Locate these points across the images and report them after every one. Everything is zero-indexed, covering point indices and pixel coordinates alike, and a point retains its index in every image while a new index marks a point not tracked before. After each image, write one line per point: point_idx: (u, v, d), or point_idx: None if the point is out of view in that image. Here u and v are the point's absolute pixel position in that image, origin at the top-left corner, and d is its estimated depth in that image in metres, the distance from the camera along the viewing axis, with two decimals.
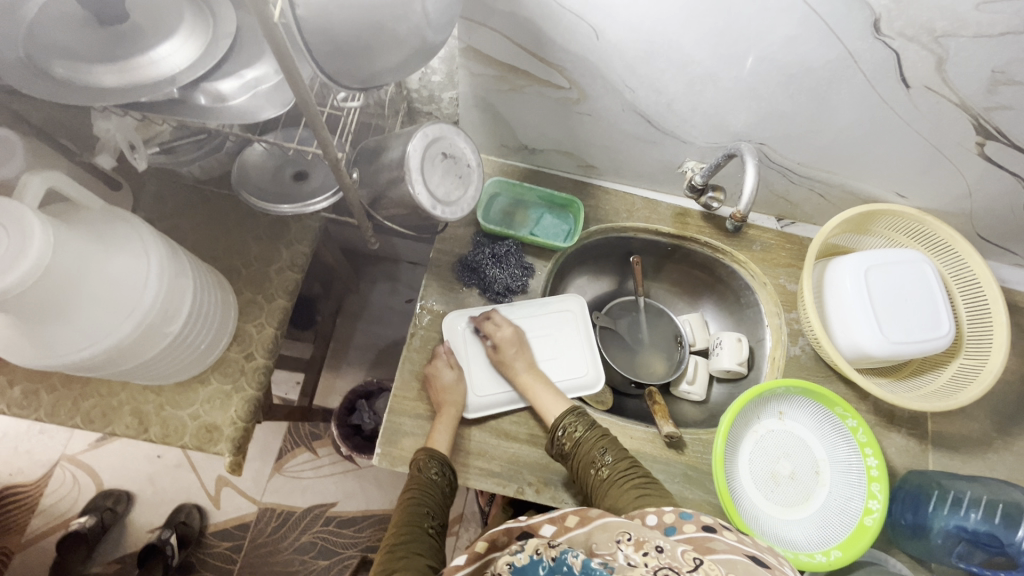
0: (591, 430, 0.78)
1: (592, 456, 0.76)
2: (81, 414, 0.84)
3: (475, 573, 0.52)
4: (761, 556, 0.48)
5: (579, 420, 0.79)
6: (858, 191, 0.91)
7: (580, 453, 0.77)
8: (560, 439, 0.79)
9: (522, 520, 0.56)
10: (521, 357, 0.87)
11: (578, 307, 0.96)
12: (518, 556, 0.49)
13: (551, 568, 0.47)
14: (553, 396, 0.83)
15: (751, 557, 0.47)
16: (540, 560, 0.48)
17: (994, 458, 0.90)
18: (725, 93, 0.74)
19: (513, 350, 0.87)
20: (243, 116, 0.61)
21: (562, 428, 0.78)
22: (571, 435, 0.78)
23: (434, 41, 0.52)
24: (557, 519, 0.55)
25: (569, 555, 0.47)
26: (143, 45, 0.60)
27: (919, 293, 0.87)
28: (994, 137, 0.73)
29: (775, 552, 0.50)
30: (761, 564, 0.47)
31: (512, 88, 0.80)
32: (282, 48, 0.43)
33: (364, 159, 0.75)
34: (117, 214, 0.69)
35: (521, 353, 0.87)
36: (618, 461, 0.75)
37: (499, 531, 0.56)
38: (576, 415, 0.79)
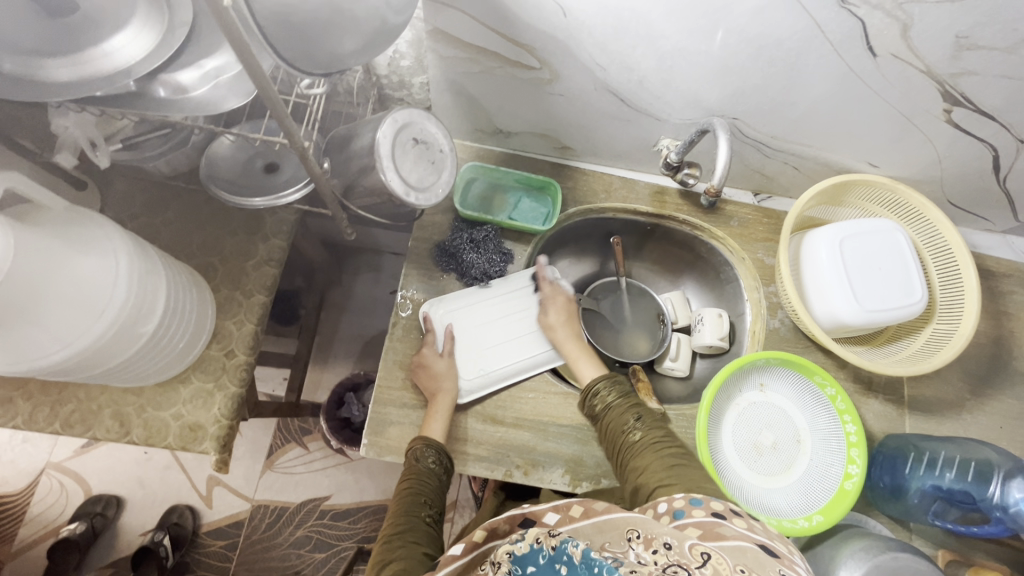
0: (623, 398, 0.80)
1: (624, 421, 0.77)
2: (60, 420, 0.82)
3: (472, 563, 0.51)
4: (770, 544, 0.49)
5: (613, 387, 0.81)
6: (832, 162, 0.92)
7: (611, 416, 0.79)
8: (592, 403, 0.82)
9: (524, 508, 0.56)
10: (570, 326, 0.92)
11: (554, 278, 0.96)
12: (519, 544, 0.49)
13: (552, 556, 0.47)
14: (596, 364, 0.88)
15: (760, 547, 0.48)
16: (541, 548, 0.48)
17: (967, 418, 0.93)
18: (695, 68, 0.73)
19: (562, 318, 0.92)
20: (205, 107, 0.59)
21: (593, 392, 0.82)
22: (602, 400, 0.81)
23: (395, 22, 0.51)
24: (562, 508, 0.55)
25: (569, 545, 0.48)
26: (95, 37, 0.58)
27: (893, 261, 0.89)
28: (961, 103, 0.74)
29: (782, 542, 0.51)
30: (771, 553, 0.47)
31: (483, 70, 0.79)
32: (240, 38, 0.42)
33: (335, 148, 0.74)
34: (81, 213, 0.67)
35: (568, 324, 0.92)
36: (652, 428, 0.76)
37: (499, 519, 0.55)
38: (611, 383, 0.82)
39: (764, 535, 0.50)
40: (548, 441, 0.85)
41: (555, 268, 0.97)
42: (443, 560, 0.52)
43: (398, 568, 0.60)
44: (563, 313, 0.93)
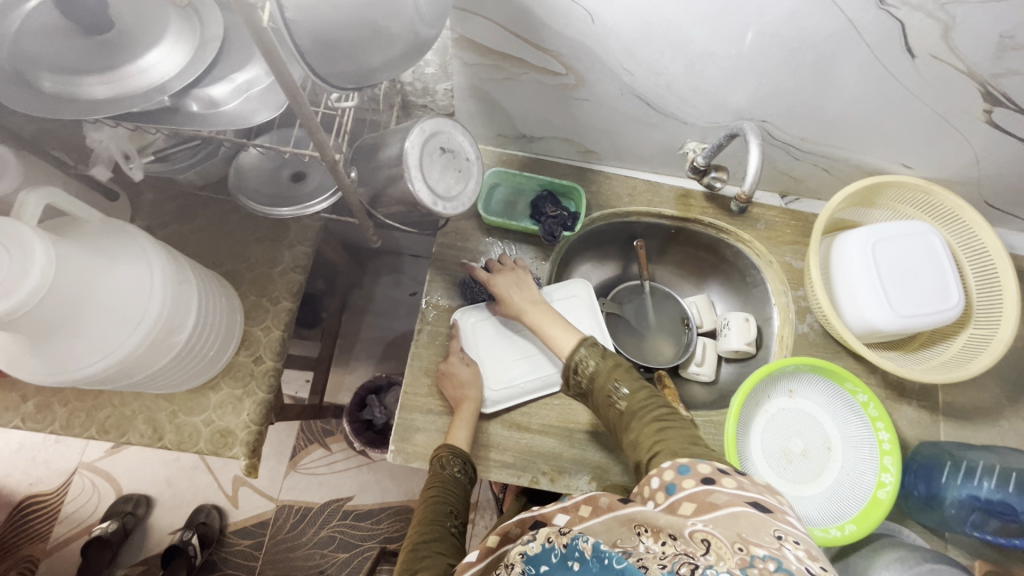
0: (603, 361, 0.75)
1: (607, 390, 0.72)
2: (96, 425, 0.84)
3: (487, 568, 0.51)
4: (761, 500, 0.50)
5: (591, 352, 0.76)
6: (864, 164, 0.90)
7: (596, 387, 0.74)
8: (577, 378, 0.76)
9: (534, 510, 0.56)
10: (529, 289, 0.85)
11: (585, 292, 0.95)
12: (530, 545, 0.49)
13: (564, 555, 0.46)
14: (564, 330, 0.80)
15: (751, 506, 0.49)
16: (552, 547, 0.47)
17: (1005, 425, 0.90)
18: (726, 70, 0.72)
19: (514, 291, 0.85)
20: (237, 121, 0.60)
21: (575, 363, 0.76)
22: (584, 371, 0.75)
23: (427, 36, 0.51)
24: (569, 508, 0.55)
25: (581, 540, 0.46)
26: (129, 53, 0.58)
27: (927, 264, 0.86)
28: (1002, 104, 0.72)
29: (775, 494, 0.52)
30: (761, 509, 0.49)
31: (508, 77, 0.79)
32: (275, 56, 0.43)
33: (361, 157, 0.74)
34: (115, 225, 0.68)
35: (522, 292, 0.85)
36: (635, 392, 0.71)
37: (511, 523, 0.55)
38: (587, 348, 0.76)
39: (757, 493, 0.51)
40: (574, 448, 0.85)
41: (586, 282, 0.97)
42: (461, 568, 0.52)
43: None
44: (514, 284, 0.86)
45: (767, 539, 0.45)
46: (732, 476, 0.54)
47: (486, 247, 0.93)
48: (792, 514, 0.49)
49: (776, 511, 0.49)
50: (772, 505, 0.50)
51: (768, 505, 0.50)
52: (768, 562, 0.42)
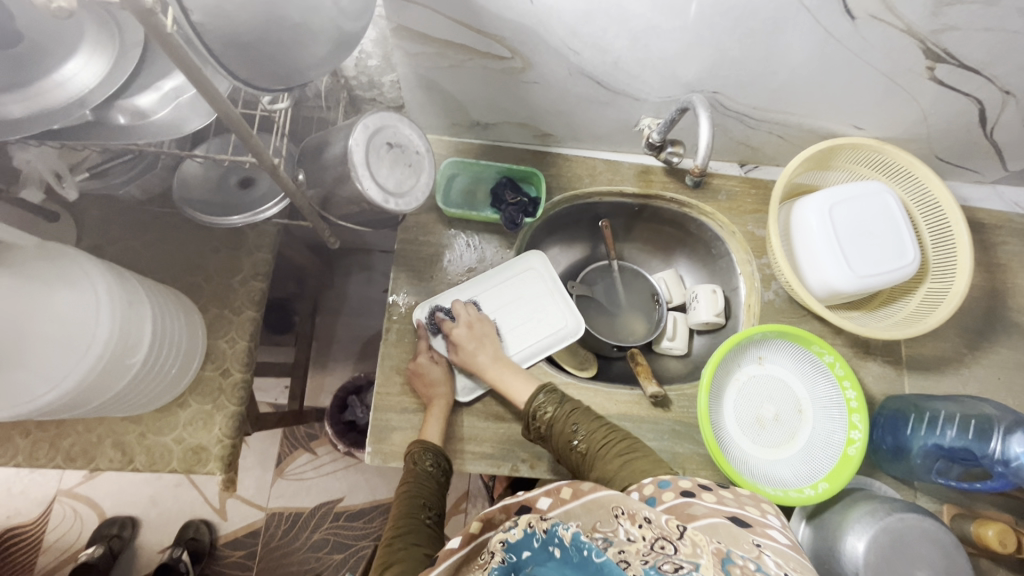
0: (561, 408, 0.78)
1: (567, 434, 0.76)
2: (62, 453, 0.82)
3: (470, 555, 0.51)
4: (740, 515, 0.53)
5: (550, 398, 0.79)
6: (817, 128, 0.90)
7: (556, 433, 0.77)
8: (535, 423, 0.78)
9: (519, 496, 0.55)
10: (492, 345, 0.86)
11: (541, 262, 0.95)
12: (511, 532, 0.48)
13: (546, 540, 0.46)
14: (524, 380, 0.83)
15: (730, 520, 0.51)
16: (534, 533, 0.47)
17: (966, 373, 0.93)
18: (671, 43, 0.71)
19: (473, 344, 0.85)
20: (169, 131, 0.58)
21: (535, 411, 0.78)
22: (543, 417, 0.78)
23: (352, 30, 0.50)
24: (551, 491, 0.55)
25: (560, 528, 0.46)
26: (41, 66, 0.54)
27: (883, 224, 0.88)
28: (944, 59, 0.72)
29: (755, 505, 0.55)
30: (741, 525, 0.51)
31: (453, 64, 0.77)
32: (187, 62, 0.41)
33: (308, 158, 0.72)
34: (53, 248, 0.65)
35: (482, 346, 0.85)
36: (594, 432, 0.75)
37: (495, 509, 0.54)
38: (546, 394, 0.79)
39: (734, 507, 0.54)
40: None
41: (541, 252, 0.96)
42: (440, 555, 0.51)
43: (399, 570, 0.60)
44: (471, 338, 0.85)
45: (747, 546, 0.46)
46: (711, 490, 0.56)
47: (449, 239, 0.92)
48: (773, 526, 0.52)
49: (755, 524, 0.51)
50: (751, 519, 0.52)
51: (748, 519, 0.52)
52: (746, 559, 0.43)
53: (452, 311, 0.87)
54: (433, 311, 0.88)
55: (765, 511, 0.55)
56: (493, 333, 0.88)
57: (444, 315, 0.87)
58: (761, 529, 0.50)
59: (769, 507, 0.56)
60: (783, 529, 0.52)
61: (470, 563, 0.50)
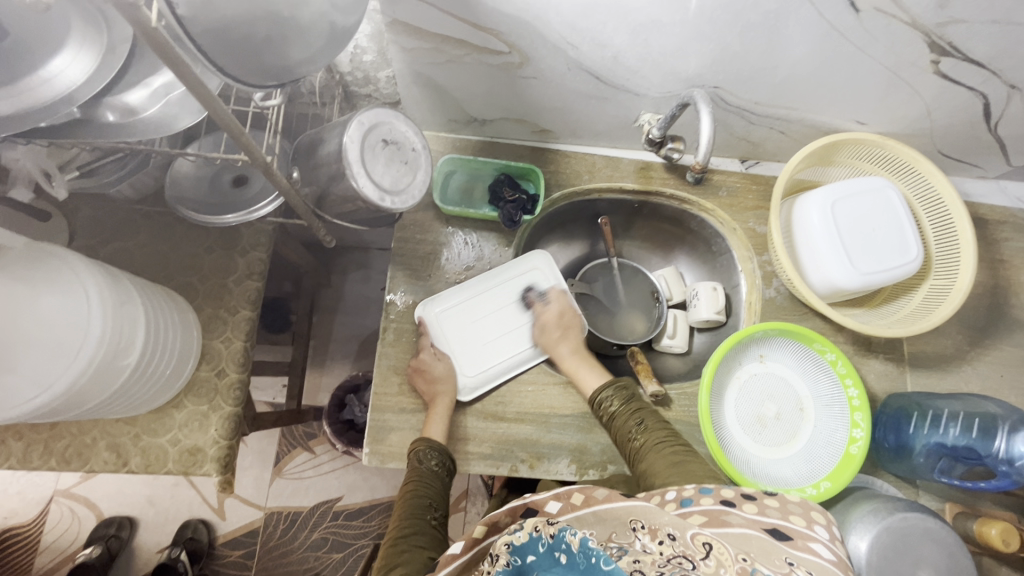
0: (625, 405, 0.80)
1: (628, 427, 0.78)
2: (56, 456, 0.81)
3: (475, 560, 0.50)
4: (781, 526, 0.53)
5: (617, 393, 0.81)
6: (819, 123, 0.89)
7: (616, 425, 0.79)
8: (597, 412, 0.82)
9: (525, 498, 0.54)
10: (572, 338, 0.90)
11: (545, 262, 0.94)
12: (517, 535, 0.47)
13: (551, 545, 0.45)
14: (598, 373, 0.86)
15: (766, 533, 0.51)
16: (539, 537, 0.46)
17: (968, 370, 0.93)
18: (671, 37, 0.70)
19: (557, 333, 0.89)
20: (159, 128, 0.57)
21: (598, 401, 0.81)
22: (607, 408, 0.81)
23: (345, 24, 0.48)
24: (561, 494, 0.54)
25: (568, 532, 0.45)
26: (25, 63, 0.53)
27: (886, 220, 0.87)
28: (949, 53, 0.71)
29: (799, 515, 0.55)
30: (777, 539, 0.51)
31: (449, 59, 0.75)
32: (173, 58, 0.39)
33: (302, 155, 0.71)
34: (44, 249, 0.64)
35: (564, 337, 0.89)
36: (653, 430, 0.76)
37: (500, 512, 0.53)
38: (614, 388, 0.81)
39: (776, 517, 0.54)
40: (551, 433, 0.85)
41: (545, 252, 0.96)
42: (443, 559, 0.51)
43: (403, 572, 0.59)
44: (557, 326, 0.90)
45: (778, 562, 0.47)
46: (754, 500, 0.56)
47: (446, 237, 0.91)
48: (817, 539, 0.52)
49: (794, 537, 0.52)
50: (792, 531, 0.53)
51: (788, 531, 0.53)
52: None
53: (547, 294, 0.92)
54: (528, 290, 0.92)
55: (812, 521, 0.54)
56: (578, 325, 0.92)
57: (531, 295, 0.92)
58: (800, 542, 0.51)
59: (818, 516, 0.55)
60: (828, 543, 0.52)
61: (472, 570, 0.50)
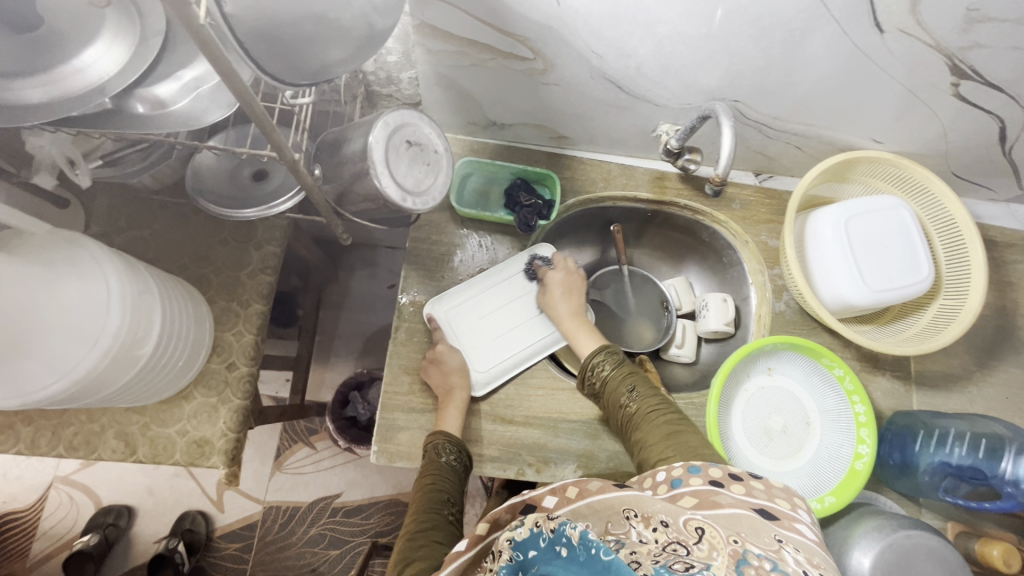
0: (617, 370, 0.80)
1: (619, 395, 0.78)
2: (64, 442, 0.81)
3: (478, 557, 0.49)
4: (768, 507, 0.52)
5: (609, 358, 0.81)
6: (835, 140, 0.90)
7: (608, 390, 0.79)
8: (591, 378, 0.82)
9: (523, 495, 0.55)
10: (576, 301, 0.90)
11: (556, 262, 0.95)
12: (518, 530, 0.45)
13: (552, 539, 0.43)
14: (593, 337, 0.87)
15: (756, 512, 0.51)
16: (540, 532, 0.44)
17: (974, 391, 0.93)
18: (695, 50, 0.70)
19: (561, 293, 0.90)
20: (188, 122, 0.57)
21: (592, 367, 0.82)
22: (599, 374, 0.81)
23: (383, 26, 0.49)
24: (557, 489, 0.54)
25: (567, 526, 0.43)
26: (62, 53, 0.54)
27: (898, 238, 0.87)
28: (969, 76, 0.72)
29: (785, 497, 0.54)
30: (768, 517, 0.51)
31: (473, 63, 0.76)
32: (216, 53, 0.40)
33: (325, 153, 0.71)
34: (63, 235, 0.65)
35: (568, 299, 0.90)
36: (646, 398, 0.76)
37: (499, 509, 0.53)
38: (606, 354, 0.82)
39: (763, 498, 0.53)
40: (559, 438, 0.85)
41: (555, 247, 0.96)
42: (448, 557, 0.50)
43: (423, 566, 0.59)
44: (563, 286, 0.90)
45: (767, 541, 0.46)
46: (741, 482, 0.56)
47: (461, 239, 0.91)
48: (801, 521, 0.51)
49: (782, 517, 0.51)
50: (779, 512, 0.52)
51: (775, 511, 0.52)
52: (763, 560, 0.42)
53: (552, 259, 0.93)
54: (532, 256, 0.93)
55: (796, 505, 0.53)
56: (582, 289, 0.92)
57: (536, 263, 0.93)
58: (786, 522, 0.50)
59: (800, 501, 0.54)
60: (812, 524, 0.51)
61: (477, 568, 0.49)
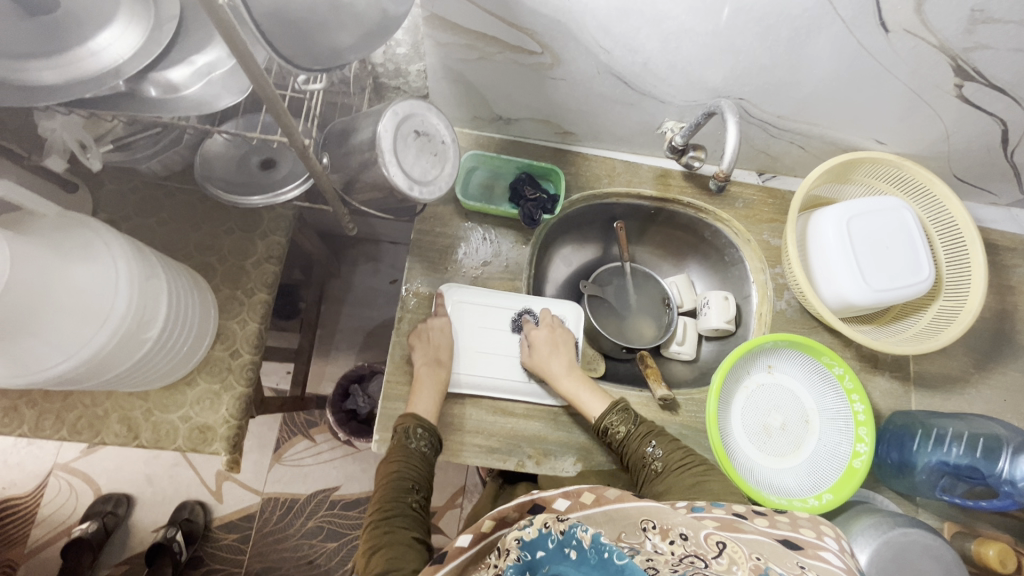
0: (634, 426, 0.79)
1: (642, 450, 0.77)
2: (67, 426, 0.82)
3: (481, 553, 0.50)
4: (792, 537, 0.52)
5: (622, 415, 0.80)
6: (838, 141, 0.91)
7: (629, 450, 0.78)
8: (607, 438, 0.80)
9: (533, 495, 0.54)
10: (566, 354, 0.86)
11: (574, 313, 0.95)
12: (526, 530, 0.46)
13: (562, 541, 0.45)
14: (593, 392, 0.83)
15: (780, 541, 0.51)
16: (549, 533, 0.46)
17: (972, 392, 0.94)
18: (702, 47, 0.71)
19: (549, 350, 0.86)
20: (200, 106, 0.58)
21: (605, 427, 0.79)
22: (615, 433, 0.79)
23: (396, 14, 0.50)
24: (571, 493, 0.54)
25: (579, 529, 0.46)
26: (78, 35, 0.54)
27: (900, 239, 0.88)
28: (972, 78, 0.73)
29: (811, 526, 0.55)
30: (790, 545, 0.51)
31: (482, 56, 0.76)
32: (233, 35, 0.40)
33: (333, 142, 0.72)
34: (74, 218, 0.66)
35: (556, 354, 0.85)
36: (670, 452, 0.76)
37: (509, 507, 0.53)
38: (618, 412, 0.80)
39: (787, 529, 0.54)
40: (559, 431, 0.86)
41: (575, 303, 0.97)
42: (451, 551, 0.51)
43: (386, 555, 0.61)
44: (550, 344, 0.87)
45: (790, 564, 0.46)
46: (764, 515, 0.56)
47: (465, 232, 0.92)
48: (827, 549, 0.52)
49: (805, 546, 0.51)
50: (803, 541, 0.52)
51: (799, 541, 0.52)
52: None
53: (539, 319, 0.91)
54: (522, 313, 0.91)
55: (822, 533, 0.54)
56: (571, 342, 0.88)
57: (524, 318, 0.90)
58: (812, 551, 0.50)
59: (827, 529, 0.55)
60: (838, 552, 0.51)
61: (478, 564, 0.50)
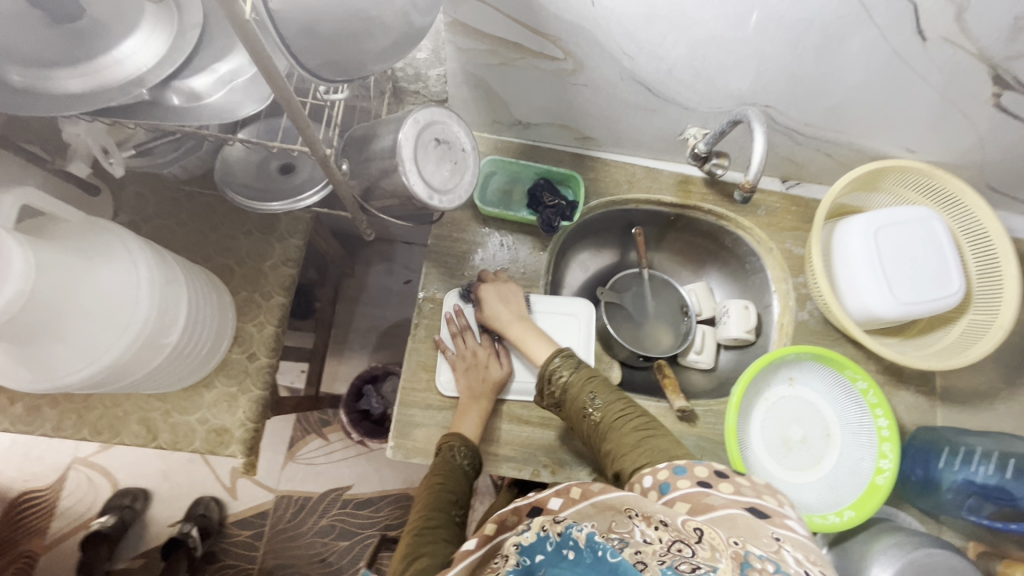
0: (576, 374, 0.78)
1: (582, 402, 0.76)
2: (88, 426, 0.83)
3: (486, 557, 0.50)
4: (759, 505, 0.51)
5: (567, 364, 0.79)
6: (866, 148, 0.88)
7: (570, 400, 0.77)
8: (549, 388, 0.79)
9: (530, 498, 0.56)
10: (514, 304, 0.86)
11: (584, 312, 0.93)
12: (525, 535, 0.46)
13: (558, 543, 0.42)
14: (543, 342, 0.84)
15: (747, 510, 0.50)
16: (547, 536, 0.44)
17: (1001, 409, 0.91)
18: (731, 53, 0.69)
19: (497, 302, 0.85)
20: (222, 114, 0.58)
21: (548, 376, 0.79)
22: (558, 383, 0.78)
23: (420, 24, 0.49)
24: (562, 491, 0.54)
25: (575, 529, 0.42)
26: (103, 43, 0.54)
27: (929, 250, 0.86)
28: (1011, 87, 0.70)
29: (772, 495, 0.53)
30: (759, 517, 0.49)
31: (503, 62, 0.75)
32: (259, 47, 0.40)
33: (352, 148, 0.71)
34: (97, 224, 0.66)
35: (505, 306, 0.85)
36: (611, 403, 0.75)
37: (506, 511, 0.54)
38: (562, 359, 0.79)
39: (752, 496, 0.53)
40: (575, 440, 0.85)
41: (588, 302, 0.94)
42: (458, 555, 0.51)
43: (426, 563, 0.59)
44: (496, 296, 0.86)
45: (765, 540, 0.45)
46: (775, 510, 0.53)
47: (482, 238, 0.91)
48: (790, 517, 0.51)
49: (772, 514, 0.50)
50: (769, 509, 0.51)
51: (765, 509, 0.51)
52: (765, 561, 0.40)
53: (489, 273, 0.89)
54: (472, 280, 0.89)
55: (782, 500, 0.53)
56: (518, 294, 0.88)
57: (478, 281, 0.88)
58: (777, 519, 0.49)
59: (785, 497, 0.54)
60: (800, 519, 0.51)
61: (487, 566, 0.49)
